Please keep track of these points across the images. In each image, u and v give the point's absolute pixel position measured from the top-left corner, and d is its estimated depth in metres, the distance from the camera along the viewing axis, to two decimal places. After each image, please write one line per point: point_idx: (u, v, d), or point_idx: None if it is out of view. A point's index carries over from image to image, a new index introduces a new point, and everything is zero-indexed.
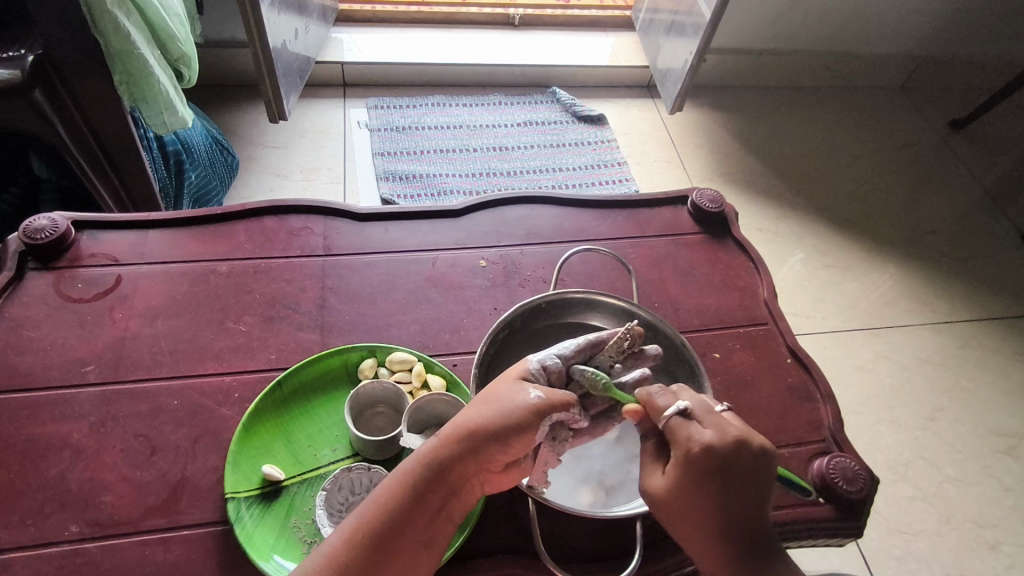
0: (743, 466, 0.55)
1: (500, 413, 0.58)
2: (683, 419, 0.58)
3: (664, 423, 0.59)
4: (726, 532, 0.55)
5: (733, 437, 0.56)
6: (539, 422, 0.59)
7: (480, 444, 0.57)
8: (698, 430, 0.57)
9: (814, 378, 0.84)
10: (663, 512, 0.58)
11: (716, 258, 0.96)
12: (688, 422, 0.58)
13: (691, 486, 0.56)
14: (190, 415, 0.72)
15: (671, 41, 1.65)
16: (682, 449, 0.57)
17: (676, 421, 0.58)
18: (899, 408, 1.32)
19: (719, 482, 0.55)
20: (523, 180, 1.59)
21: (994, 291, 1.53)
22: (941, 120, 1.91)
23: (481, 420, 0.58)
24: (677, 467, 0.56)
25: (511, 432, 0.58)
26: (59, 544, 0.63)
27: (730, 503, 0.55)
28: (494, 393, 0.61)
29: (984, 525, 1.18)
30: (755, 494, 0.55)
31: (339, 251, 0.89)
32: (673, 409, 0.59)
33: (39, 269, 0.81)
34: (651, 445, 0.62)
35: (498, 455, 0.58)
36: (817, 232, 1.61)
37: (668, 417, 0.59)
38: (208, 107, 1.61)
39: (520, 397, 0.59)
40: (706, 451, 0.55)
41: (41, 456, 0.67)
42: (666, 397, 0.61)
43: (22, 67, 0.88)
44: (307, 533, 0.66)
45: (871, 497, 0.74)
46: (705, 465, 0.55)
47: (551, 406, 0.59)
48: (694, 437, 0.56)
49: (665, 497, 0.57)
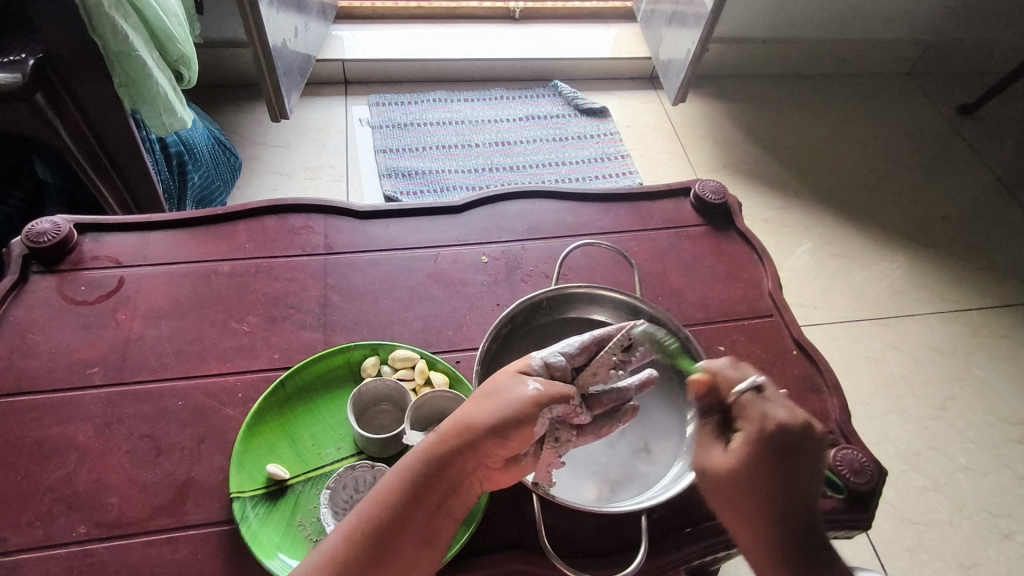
0: (807, 448, 0.56)
1: (499, 407, 0.58)
2: (757, 395, 0.59)
3: (736, 397, 0.59)
4: (782, 511, 0.55)
5: (802, 420, 0.57)
6: (538, 415, 0.58)
7: (478, 438, 0.57)
8: (771, 409, 0.58)
9: (820, 369, 0.83)
10: (725, 486, 0.57)
11: (720, 250, 0.95)
12: (761, 399, 0.59)
13: (760, 460, 0.56)
14: (194, 415, 0.72)
15: (673, 31, 1.64)
16: (756, 423, 0.57)
17: (750, 396, 0.59)
18: (908, 397, 1.31)
19: (784, 460, 0.56)
20: (527, 175, 1.58)
21: (1004, 278, 1.51)
22: (948, 105, 1.89)
23: (480, 415, 0.58)
24: (748, 441, 0.57)
25: (510, 426, 0.57)
26: (66, 546, 0.63)
27: (791, 482, 0.55)
28: (492, 388, 0.60)
29: (996, 515, 1.17)
30: (812, 478, 0.56)
31: (340, 250, 0.89)
32: (747, 383, 0.60)
33: (43, 273, 0.82)
34: (715, 422, 0.61)
35: (497, 450, 0.58)
36: (824, 221, 1.59)
37: (740, 392, 0.59)
38: (209, 107, 1.61)
39: (518, 390, 0.59)
40: (781, 427, 0.56)
41: (48, 458, 0.68)
42: (736, 371, 0.62)
43: (23, 70, 0.88)
44: (313, 531, 0.66)
45: (879, 488, 0.73)
46: (777, 441, 0.56)
47: (551, 399, 0.59)
48: (769, 412, 0.57)
49: (728, 471, 0.57)
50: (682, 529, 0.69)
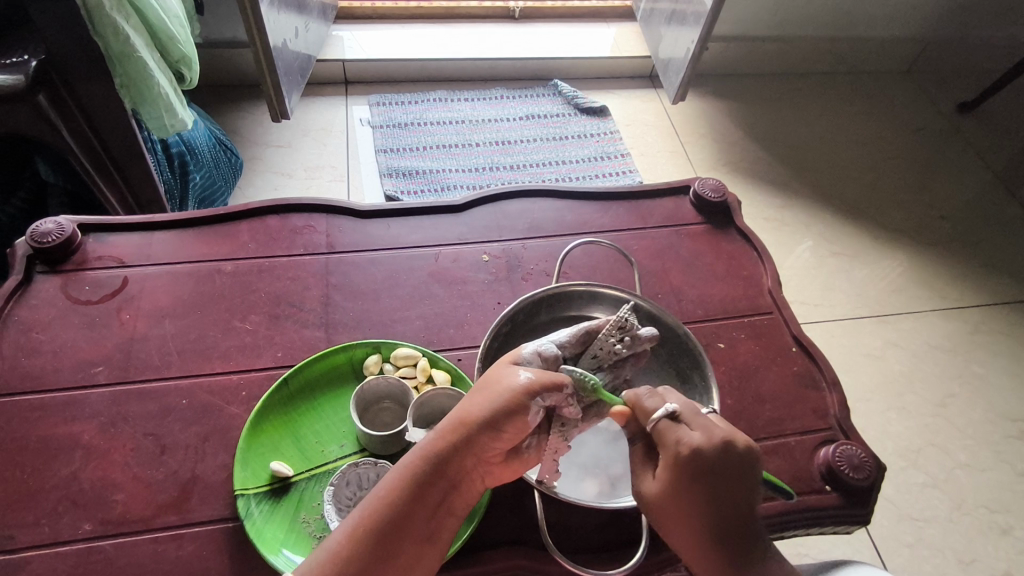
0: (729, 468, 0.56)
1: (492, 400, 0.59)
2: (672, 421, 0.59)
3: (652, 426, 0.59)
4: (716, 534, 0.56)
5: (719, 439, 0.57)
6: (529, 404, 0.59)
7: (475, 431, 0.58)
8: (685, 434, 0.57)
9: (820, 366, 0.84)
10: (657, 516, 0.58)
11: (720, 249, 0.96)
12: (677, 425, 0.58)
13: (682, 489, 0.56)
14: (198, 414, 0.73)
15: (673, 30, 1.64)
16: (671, 451, 0.57)
17: (665, 424, 0.59)
18: (907, 394, 1.31)
19: (703, 484, 0.56)
20: (527, 174, 1.59)
21: (1003, 275, 1.52)
22: (947, 103, 1.89)
23: (474, 410, 0.59)
24: (668, 470, 0.57)
25: (504, 415, 0.58)
26: (72, 543, 0.64)
27: (719, 504, 0.56)
28: (484, 383, 0.61)
29: (996, 511, 1.17)
30: (740, 494, 0.56)
31: (342, 249, 0.89)
32: (661, 411, 0.59)
33: (47, 273, 0.82)
34: (640, 448, 0.62)
35: (494, 443, 0.59)
36: (823, 219, 1.60)
37: (656, 421, 0.59)
38: (211, 107, 1.62)
39: (509, 381, 0.60)
40: (695, 454, 0.56)
41: (54, 456, 0.68)
42: (654, 398, 0.61)
43: (25, 72, 0.88)
44: (317, 528, 0.67)
45: (877, 484, 0.74)
46: (694, 468, 0.56)
47: (542, 386, 0.60)
48: (682, 439, 0.57)
49: (657, 502, 0.58)
50: None
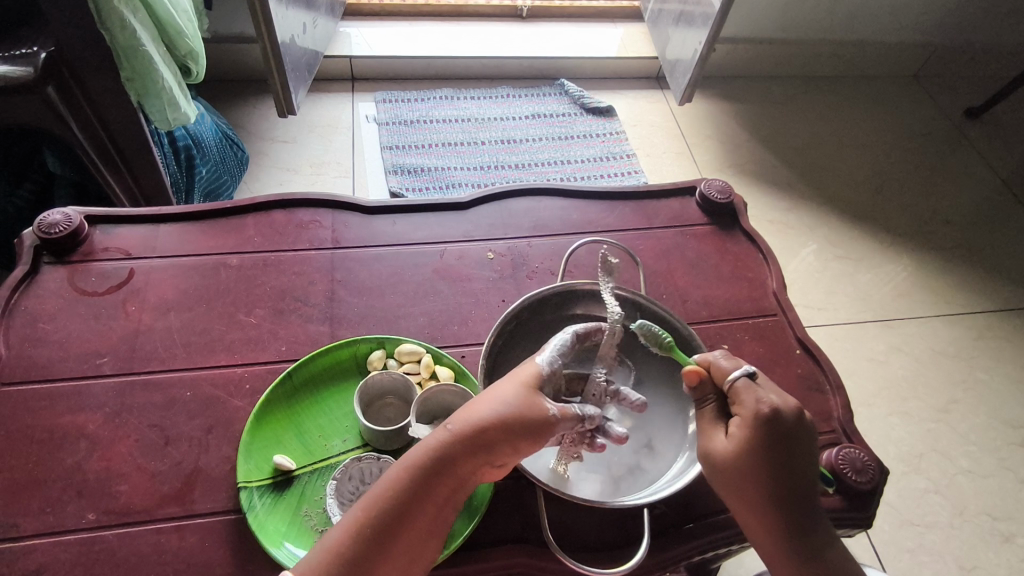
0: (803, 435, 0.57)
1: (514, 415, 0.59)
2: (750, 382, 0.60)
3: (732, 384, 0.60)
4: (789, 494, 0.56)
5: (793, 406, 0.59)
6: (547, 432, 0.60)
7: (492, 441, 0.58)
8: (764, 394, 0.59)
9: (823, 369, 0.84)
10: (727, 473, 0.58)
11: (724, 250, 0.96)
12: (755, 385, 0.59)
13: (758, 447, 0.56)
14: (202, 406, 0.73)
15: (680, 31, 1.64)
16: (751, 409, 0.58)
17: (743, 382, 0.60)
18: (910, 400, 1.31)
19: (782, 445, 0.56)
20: (532, 173, 1.59)
21: (1008, 282, 1.51)
22: (954, 108, 1.89)
23: (495, 417, 0.59)
24: (746, 426, 0.57)
25: (524, 436, 0.59)
26: (75, 533, 0.64)
27: (793, 467, 0.56)
28: (508, 394, 0.61)
29: (997, 517, 1.17)
30: (810, 463, 0.57)
31: (347, 244, 0.89)
32: (740, 371, 0.61)
33: (53, 263, 0.82)
34: (712, 408, 0.62)
35: (505, 455, 0.59)
36: (828, 222, 1.60)
37: (736, 379, 0.60)
38: (217, 102, 1.62)
39: (534, 403, 0.61)
40: (776, 412, 0.57)
41: (59, 446, 0.69)
42: (729, 361, 0.63)
43: (34, 63, 0.89)
44: (319, 522, 0.67)
45: (880, 487, 0.74)
46: (774, 427, 0.56)
47: (563, 420, 0.61)
48: (763, 398, 0.58)
49: (731, 457, 0.57)
50: (685, 525, 0.69)
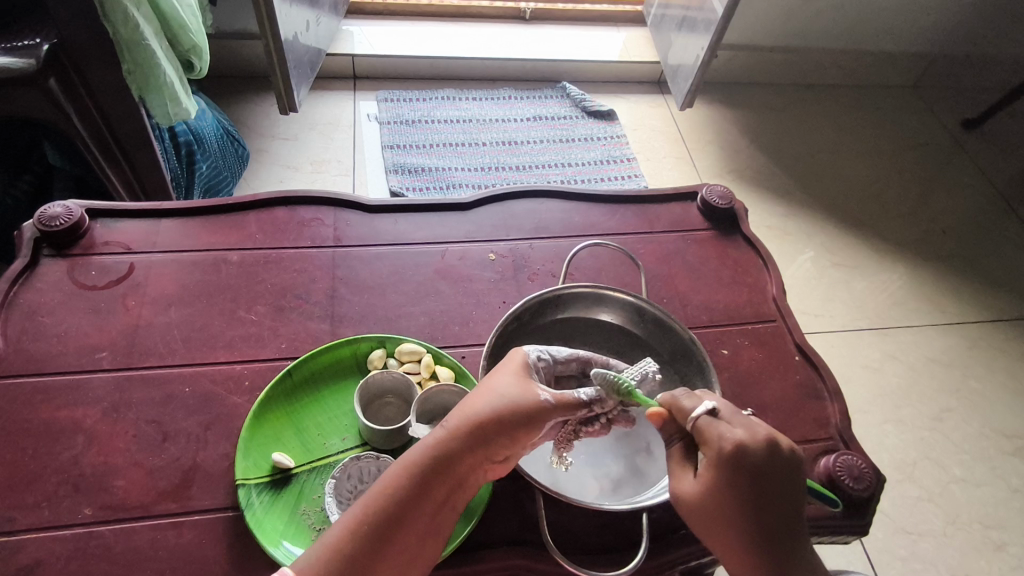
0: (775, 468, 0.54)
1: (509, 408, 0.59)
2: (713, 418, 0.57)
3: (693, 423, 0.57)
4: (760, 534, 0.54)
5: (762, 438, 0.55)
6: (543, 421, 0.60)
7: (490, 435, 0.58)
8: (728, 429, 0.56)
9: (822, 375, 0.84)
10: (697, 517, 0.56)
11: (725, 255, 0.96)
12: (717, 421, 0.57)
13: (724, 489, 0.54)
14: (201, 402, 0.73)
15: (683, 37, 1.64)
16: (714, 449, 0.55)
17: (705, 420, 0.57)
18: (905, 408, 1.32)
19: (752, 485, 0.54)
20: (533, 175, 1.59)
21: (1003, 293, 1.52)
22: (953, 118, 1.90)
23: (492, 413, 0.59)
24: (710, 469, 0.55)
25: (519, 427, 0.59)
26: (71, 528, 0.64)
27: (767, 505, 0.54)
28: (500, 387, 0.61)
29: (989, 526, 1.17)
30: (789, 496, 0.54)
31: (348, 243, 0.89)
32: (702, 408, 0.58)
33: (53, 256, 0.82)
34: (678, 449, 0.60)
35: (503, 449, 0.59)
36: (826, 230, 1.60)
37: (697, 417, 0.58)
38: (219, 98, 1.62)
39: (527, 393, 0.60)
40: (739, 450, 0.54)
41: (56, 441, 0.68)
42: (691, 399, 0.60)
43: (36, 56, 0.88)
44: (317, 520, 0.67)
45: (876, 495, 0.74)
46: (738, 468, 0.54)
47: (559, 406, 0.60)
48: (725, 435, 0.55)
49: (698, 501, 0.56)
50: (681, 530, 0.69)
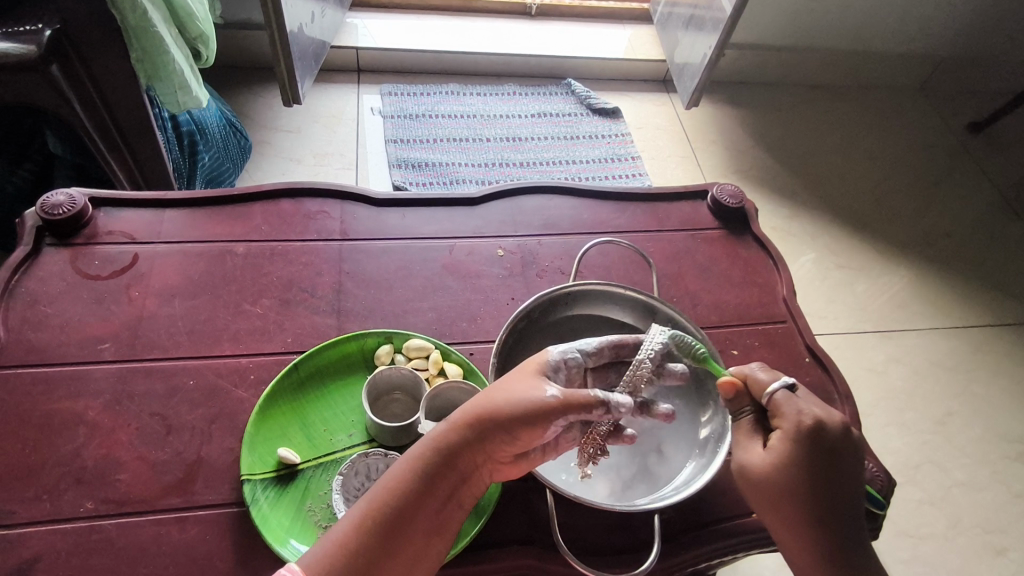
0: (847, 448, 0.57)
1: (515, 406, 0.57)
2: (790, 394, 0.59)
3: (770, 398, 0.59)
4: (829, 508, 0.55)
5: (837, 419, 0.58)
6: (551, 419, 0.57)
7: (493, 432, 0.57)
8: (806, 406, 0.58)
9: (832, 377, 0.83)
10: (764, 486, 0.57)
11: (735, 255, 0.95)
12: (794, 397, 0.59)
13: (800, 460, 0.56)
14: (205, 395, 0.72)
15: (690, 35, 1.63)
16: (792, 422, 0.57)
17: (784, 395, 0.59)
18: (908, 411, 1.31)
19: (828, 458, 0.56)
20: (537, 172, 1.58)
21: (1007, 297, 1.52)
22: (958, 122, 1.89)
23: (495, 410, 0.57)
24: (787, 442, 0.56)
25: (523, 426, 0.57)
26: (73, 521, 0.62)
27: (838, 480, 0.56)
28: (508, 386, 0.59)
29: (991, 530, 1.17)
30: (854, 476, 0.57)
31: (356, 237, 0.88)
32: (779, 384, 0.59)
33: (56, 245, 0.81)
34: (746, 421, 0.61)
35: (507, 447, 0.58)
36: (830, 232, 1.60)
37: (773, 392, 0.59)
38: (221, 89, 1.60)
39: (534, 391, 0.58)
40: (819, 424, 0.56)
41: (57, 433, 0.67)
42: (766, 374, 0.62)
43: (38, 42, 0.86)
44: (323, 517, 0.66)
45: (887, 499, 0.74)
46: (815, 441, 0.56)
47: (568, 404, 0.57)
48: (805, 410, 0.57)
49: (770, 471, 0.56)
50: (692, 531, 0.68)
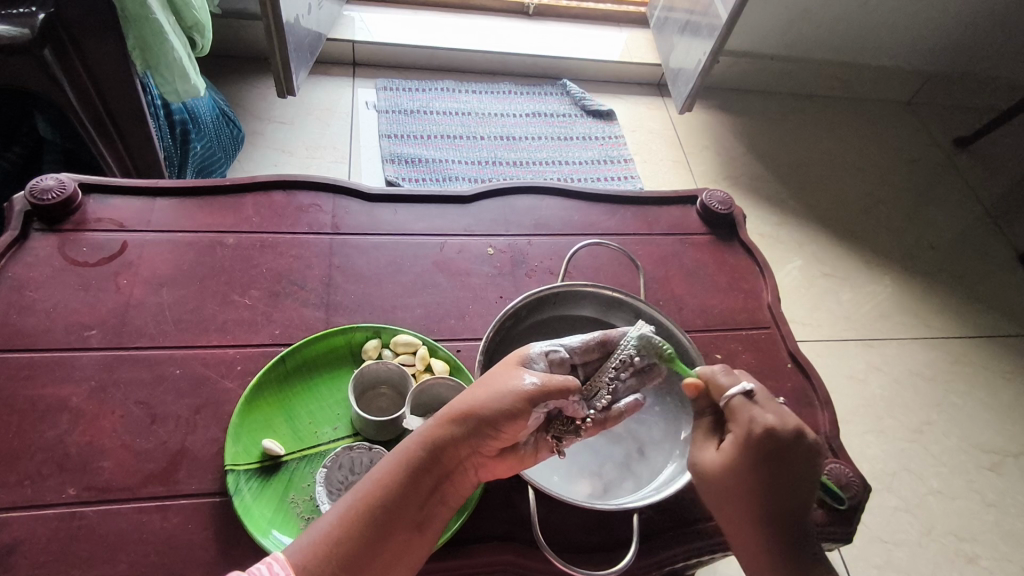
0: (798, 454, 0.55)
1: (495, 398, 0.58)
2: (746, 400, 0.58)
3: (726, 403, 0.59)
4: (775, 512, 0.55)
5: (793, 425, 0.56)
6: (531, 408, 0.57)
7: (475, 426, 0.57)
8: (760, 414, 0.57)
9: (812, 384, 0.85)
10: (713, 487, 0.58)
11: (722, 260, 0.96)
12: (751, 404, 0.58)
13: (747, 467, 0.56)
14: (192, 385, 0.72)
15: (685, 41, 1.65)
16: (744, 428, 0.57)
17: (738, 401, 0.58)
18: (886, 419, 1.34)
19: (773, 465, 0.55)
20: (529, 171, 1.59)
21: (987, 310, 1.54)
22: (945, 136, 1.92)
23: (478, 403, 0.58)
24: (737, 445, 0.56)
25: (504, 418, 0.57)
26: (54, 508, 0.62)
27: (783, 487, 0.55)
28: (490, 379, 0.60)
29: (963, 538, 1.20)
30: (804, 480, 0.56)
31: (347, 231, 0.88)
32: (737, 389, 0.59)
33: (44, 231, 0.80)
34: (706, 422, 0.62)
35: (490, 441, 0.58)
36: (817, 240, 1.62)
37: (731, 397, 0.59)
38: (215, 78, 1.59)
39: (515, 379, 0.59)
40: (769, 434, 0.55)
41: (41, 418, 0.67)
42: (729, 376, 0.61)
43: (32, 25, 0.85)
44: (306, 509, 0.66)
45: (862, 504, 0.75)
46: (766, 449, 0.55)
47: (546, 393, 0.58)
48: (757, 419, 0.56)
49: (720, 471, 0.57)
50: (671, 531, 0.69)
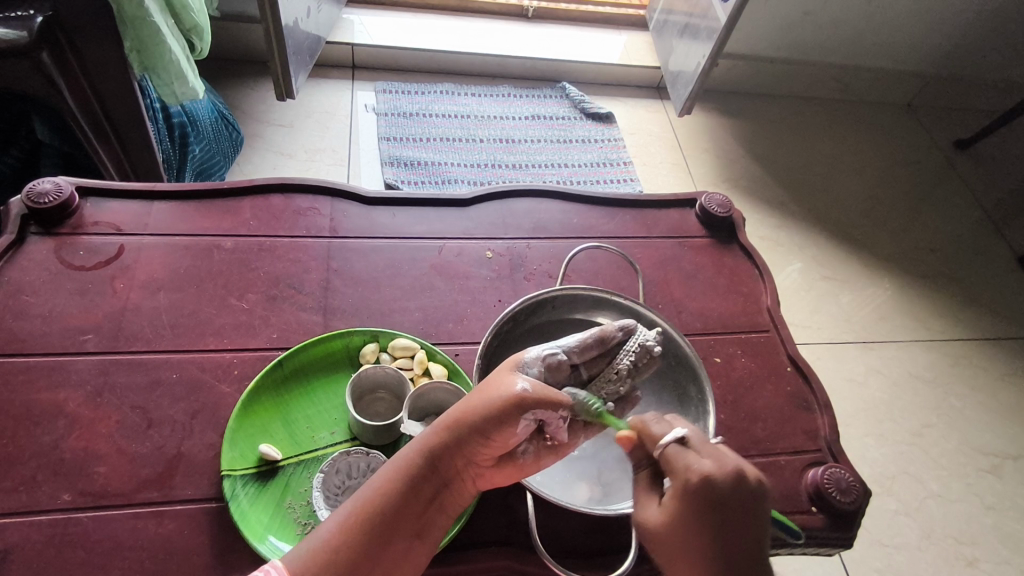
0: (741, 500, 0.50)
1: (487, 406, 0.57)
2: (681, 447, 0.54)
3: (660, 452, 0.55)
4: (723, 569, 0.49)
5: (731, 468, 0.51)
6: (522, 414, 0.57)
7: (470, 434, 0.57)
8: (695, 460, 0.52)
9: (811, 387, 0.84)
10: (658, 548, 0.53)
11: (721, 264, 0.96)
12: (685, 451, 0.54)
13: (686, 518, 0.50)
14: (188, 390, 0.71)
15: (685, 44, 1.65)
16: (680, 478, 0.52)
17: (673, 449, 0.54)
18: (887, 422, 1.33)
19: (714, 515, 0.49)
20: (528, 174, 1.59)
21: (987, 313, 1.54)
22: (945, 138, 1.92)
23: (471, 411, 0.57)
24: (674, 499, 0.52)
25: (496, 424, 0.57)
26: (49, 514, 0.62)
27: (730, 538, 0.49)
28: (483, 386, 0.59)
29: (963, 542, 1.19)
30: (752, 529, 0.50)
31: (345, 234, 0.88)
32: (671, 436, 0.55)
33: (40, 234, 0.80)
34: (646, 476, 0.58)
35: (483, 449, 0.58)
36: (817, 243, 1.61)
37: (665, 445, 0.55)
38: (214, 81, 1.59)
39: (507, 386, 0.58)
40: (706, 481, 0.50)
41: (36, 423, 0.67)
42: (661, 424, 0.57)
43: (30, 28, 0.85)
44: (302, 514, 0.66)
45: (862, 509, 0.75)
46: (703, 498, 0.50)
47: (536, 400, 0.57)
48: (691, 465, 0.52)
49: (662, 530, 0.52)
50: None
